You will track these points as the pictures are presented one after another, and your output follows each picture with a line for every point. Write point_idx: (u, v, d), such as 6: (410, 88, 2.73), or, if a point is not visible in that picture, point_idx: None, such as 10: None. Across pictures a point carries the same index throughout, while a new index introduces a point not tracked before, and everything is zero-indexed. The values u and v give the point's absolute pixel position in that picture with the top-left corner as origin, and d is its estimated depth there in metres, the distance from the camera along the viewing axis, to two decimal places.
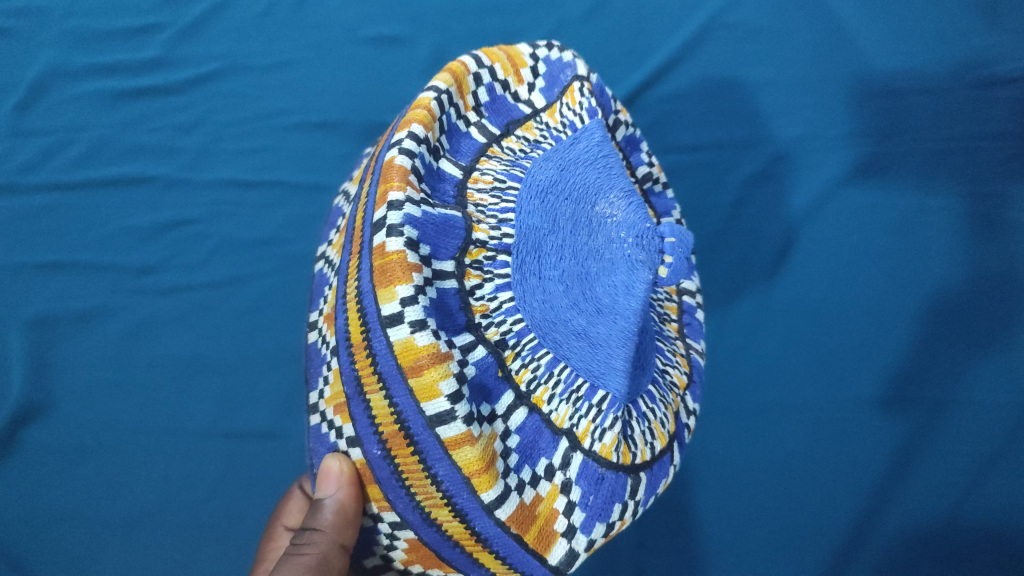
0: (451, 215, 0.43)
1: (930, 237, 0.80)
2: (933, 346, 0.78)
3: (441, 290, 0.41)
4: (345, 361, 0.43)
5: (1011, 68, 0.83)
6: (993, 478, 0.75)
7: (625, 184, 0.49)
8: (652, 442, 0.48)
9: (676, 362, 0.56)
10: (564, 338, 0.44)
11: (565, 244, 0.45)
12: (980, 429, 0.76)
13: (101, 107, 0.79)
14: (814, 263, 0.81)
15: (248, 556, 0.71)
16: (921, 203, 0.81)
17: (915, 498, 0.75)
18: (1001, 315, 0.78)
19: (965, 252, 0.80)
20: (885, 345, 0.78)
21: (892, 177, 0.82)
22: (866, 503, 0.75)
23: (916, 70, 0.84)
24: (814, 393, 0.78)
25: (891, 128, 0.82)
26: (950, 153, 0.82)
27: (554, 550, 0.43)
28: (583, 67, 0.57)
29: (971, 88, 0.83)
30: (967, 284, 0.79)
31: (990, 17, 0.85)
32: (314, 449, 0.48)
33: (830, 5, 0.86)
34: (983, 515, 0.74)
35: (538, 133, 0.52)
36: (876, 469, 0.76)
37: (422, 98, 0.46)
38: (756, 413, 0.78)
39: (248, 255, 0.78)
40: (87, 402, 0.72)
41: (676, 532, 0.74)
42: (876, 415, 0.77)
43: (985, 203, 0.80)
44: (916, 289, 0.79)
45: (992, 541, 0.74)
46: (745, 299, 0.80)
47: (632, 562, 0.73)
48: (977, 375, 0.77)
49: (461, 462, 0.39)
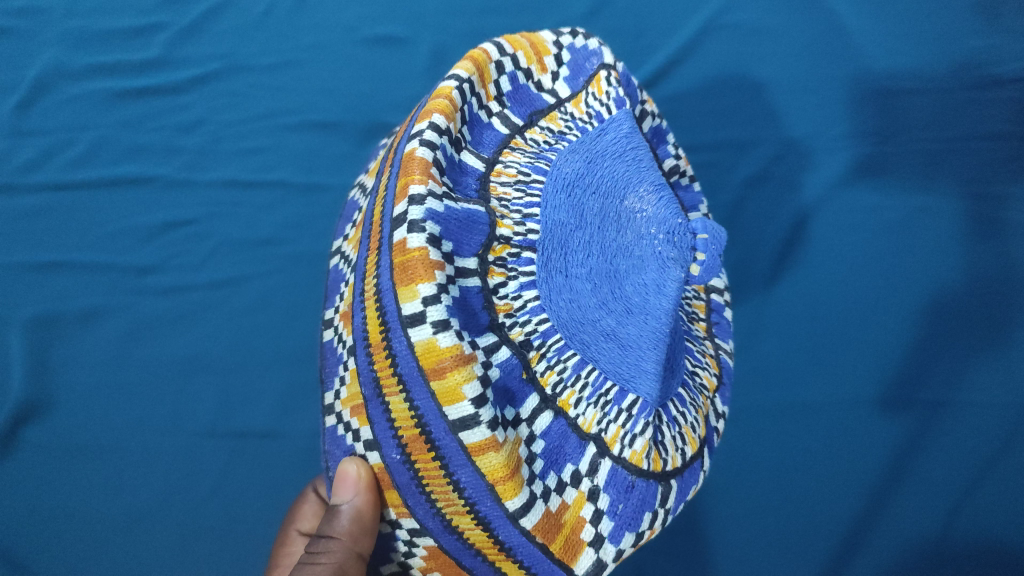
0: (474, 209, 0.41)
1: (933, 234, 0.78)
2: (934, 346, 0.75)
3: (463, 288, 0.39)
4: (363, 361, 0.41)
5: (1016, 68, 0.81)
6: (995, 483, 0.72)
7: (654, 178, 0.48)
8: (684, 447, 0.46)
9: (706, 363, 0.55)
10: (593, 338, 0.42)
11: (592, 240, 0.44)
12: (981, 433, 0.73)
13: (101, 106, 0.78)
14: (819, 262, 0.78)
15: (237, 556, 0.69)
16: (927, 199, 0.78)
17: (914, 501, 0.72)
18: (1005, 315, 0.75)
19: (969, 250, 0.77)
20: (889, 345, 0.76)
21: (897, 175, 0.79)
22: (864, 503, 0.73)
23: (923, 68, 0.81)
24: (817, 397, 0.75)
25: (897, 126, 0.80)
26: (955, 154, 0.79)
27: (581, 560, 0.41)
28: (609, 55, 0.55)
29: (984, 90, 0.80)
30: (971, 283, 0.76)
31: (1004, 18, 0.82)
32: (330, 452, 0.47)
33: (838, 6, 0.84)
34: (984, 522, 0.71)
35: (562, 124, 0.50)
36: (876, 470, 0.73)
37: (443, 87, 0.44)
38: (758, 417, 0.76)
39: (247, 255, 0.76)
40: (85, 405, 0.71)
41: (677, 531, 0.72)
42: (879, 418, 0.74)
43: (994, 203, 0.78)
44: (921, 286, 0.77)
45: (992, 547, 0.71)
46: (747, 299, 0.78)
47: (632, 561, 0.72)
48: (981, 376, 0.74)
49: (485, 469, 0.37)
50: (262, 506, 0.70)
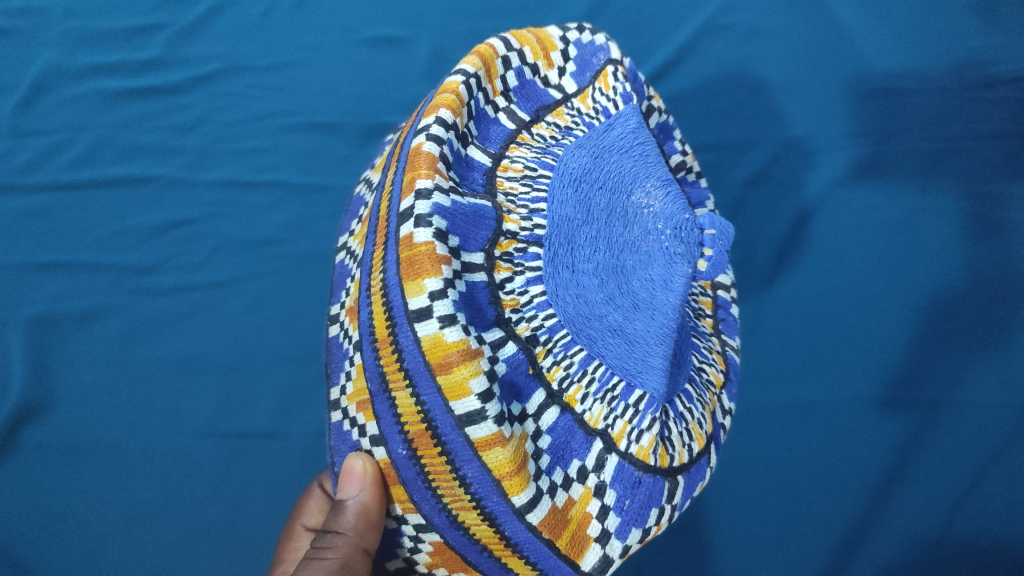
0: (481, 204, 0.41)
1: (935, 234, 0.77)
2: (936, 346, 0.75)
3: (470, 284, 0.39)
4: (369, 356, 0.41)
5: (1016, 67, 0.80)
6: (997, 484, 0.72)
7: (661, 173, 0.48)
8: (691, 443, 0.46)
9: (712, 359, 0.54)
10: (599, 334, 0.42)
11: (599, 235, 0.43)
12: (983, 433, 0.73)
13: (101, 106, 0.78)
14: (820, 263, 0.78)
15: (237, 556, 0.69)
16: (930, 198, 0.78)
17: (916, 502, 0.72)
18: (1006, 316, 0.75)
19: (971, 250, 0.77)
20: (890, 345, 0.75)
21: (900, 175, 0.79)
22: (865, 505, 0.72)
23: (924, 68, 0.81)
24: (817, 398, 0.75)
25: (900, 126, 0.79)
26: (957, 154, 0.79)
27: (587, 556, 0.41)
28: (616, 51, 0.55)
29: (987, 90, 0.80)
30: (972, 283, 0.76)
31: (1006, 19, 0.82)
32: (335, 447, 0.47)
33: (837, 6, 0.84)
34: (986, 523, 0.71)
35: (569, 119, 0.49)
36: (877, 471, 0.73)
37: (449, 82, 0.44)
38: (757, 418, 0.75)
39: (247, 255, 0.76)
40: (85, 404, 0.71)
41: (678, 532, 0.72)
42: (880, 419, 0.74)
43: (996, 203, 0.77)
44: (922, 286, 0.76)
45: (993, 549, 0.70)
46: (748, 299, 0.78)
47: (631, 562, 0.72)
48: (982, 377, 0.74)
49: (491, 464, 0.37)
50: (262, 505, 0.71)
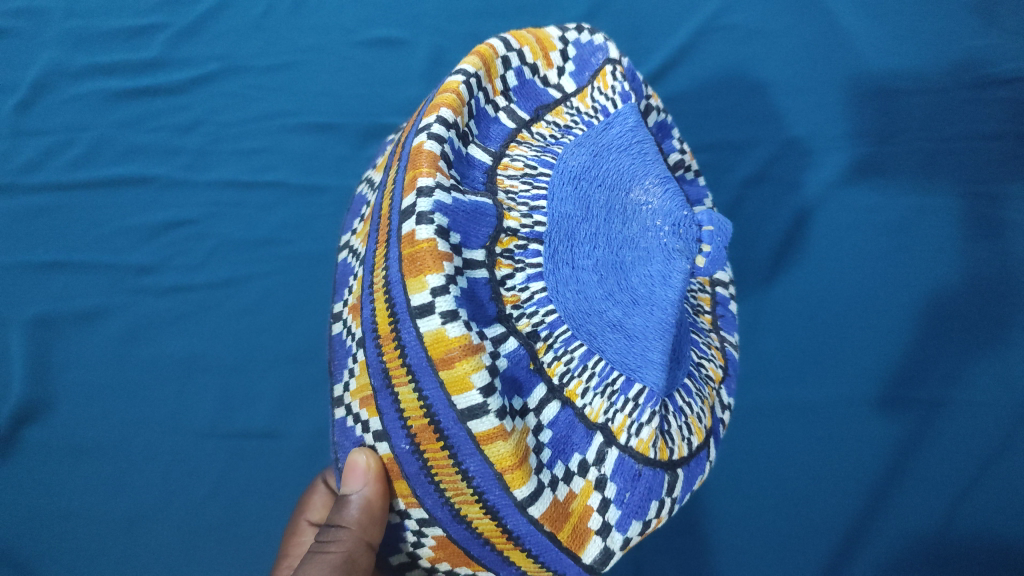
0: (482, 202, 0.41)
1: (931, 232, 0.78)
2: (933, 344, 0.75)
3: (472, 280, 0.40)
4: (372, 352, 0.42)
5: (1012, 67, 0.81)
6: (994, 480, 0.72)
7: (660, 170, 0.48)
8: (690, 437, 0.47)
9: (711, 355, 0.55)
10: (599, 329, 0.43)
11: (598, 232, 0.44)
12: (981, 430, 0.73)
13: (101, 107, 0.78)
14: (817, 261, 0.79)
15: (238, 555, 0.70)
16: (926, 196, 0.78)
17: (914, 499, 0.72)
18: (1003, 313, 0.75)
19: (967, 248, 0.77)
20: (887, 343, 0.76)
21: (896, 174, 0.79)
22: (863, 502, 0.73)
23: (920, 67, 0.81)
24: (814, 396, 0.76)
25: (896, 125, 0.80)
26: (953, 152, 0.79)
27: (588, 548, 0.41)
28: (615, 50, 0.55)
29: (983, 89, 0.81)
30: (968, 281, 0.76)
31: (1000, 18, 0.83)
32: (339, 443, 0.47)
33: (833, 6, 0.84)
34: (984, 518, 0.71)
35: (569, 118, 0.50)
36: (874, 468, 0.74)
37: (450, 81, 0.45)
38: (754, 416, 0.76)
39: (248, 255, 0.77)
40: (85, 404, 0.71)
41: (677, 531, 0.73)
42: (877, 416, 0.74)
43: (991, 201, 0.78)
44: (919, 284, 0.77)
45: (991, 545, 0.71)
46: (745, 298, 0.79)
47: (631, 560, 0.72)
48: (979, 374, 0.74)
49: (493, 457, 0.38)
50: (264, 504, 0.71)
